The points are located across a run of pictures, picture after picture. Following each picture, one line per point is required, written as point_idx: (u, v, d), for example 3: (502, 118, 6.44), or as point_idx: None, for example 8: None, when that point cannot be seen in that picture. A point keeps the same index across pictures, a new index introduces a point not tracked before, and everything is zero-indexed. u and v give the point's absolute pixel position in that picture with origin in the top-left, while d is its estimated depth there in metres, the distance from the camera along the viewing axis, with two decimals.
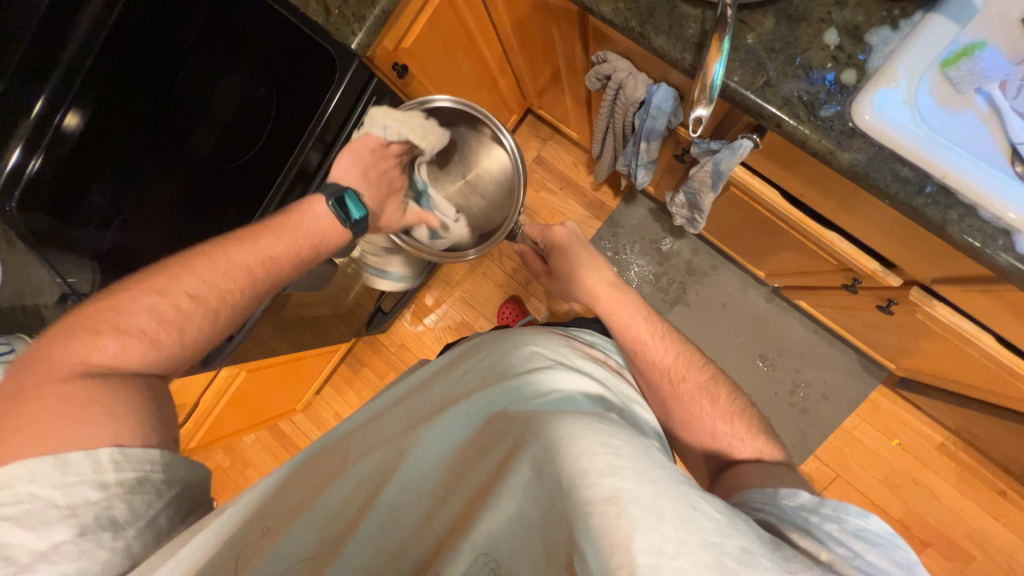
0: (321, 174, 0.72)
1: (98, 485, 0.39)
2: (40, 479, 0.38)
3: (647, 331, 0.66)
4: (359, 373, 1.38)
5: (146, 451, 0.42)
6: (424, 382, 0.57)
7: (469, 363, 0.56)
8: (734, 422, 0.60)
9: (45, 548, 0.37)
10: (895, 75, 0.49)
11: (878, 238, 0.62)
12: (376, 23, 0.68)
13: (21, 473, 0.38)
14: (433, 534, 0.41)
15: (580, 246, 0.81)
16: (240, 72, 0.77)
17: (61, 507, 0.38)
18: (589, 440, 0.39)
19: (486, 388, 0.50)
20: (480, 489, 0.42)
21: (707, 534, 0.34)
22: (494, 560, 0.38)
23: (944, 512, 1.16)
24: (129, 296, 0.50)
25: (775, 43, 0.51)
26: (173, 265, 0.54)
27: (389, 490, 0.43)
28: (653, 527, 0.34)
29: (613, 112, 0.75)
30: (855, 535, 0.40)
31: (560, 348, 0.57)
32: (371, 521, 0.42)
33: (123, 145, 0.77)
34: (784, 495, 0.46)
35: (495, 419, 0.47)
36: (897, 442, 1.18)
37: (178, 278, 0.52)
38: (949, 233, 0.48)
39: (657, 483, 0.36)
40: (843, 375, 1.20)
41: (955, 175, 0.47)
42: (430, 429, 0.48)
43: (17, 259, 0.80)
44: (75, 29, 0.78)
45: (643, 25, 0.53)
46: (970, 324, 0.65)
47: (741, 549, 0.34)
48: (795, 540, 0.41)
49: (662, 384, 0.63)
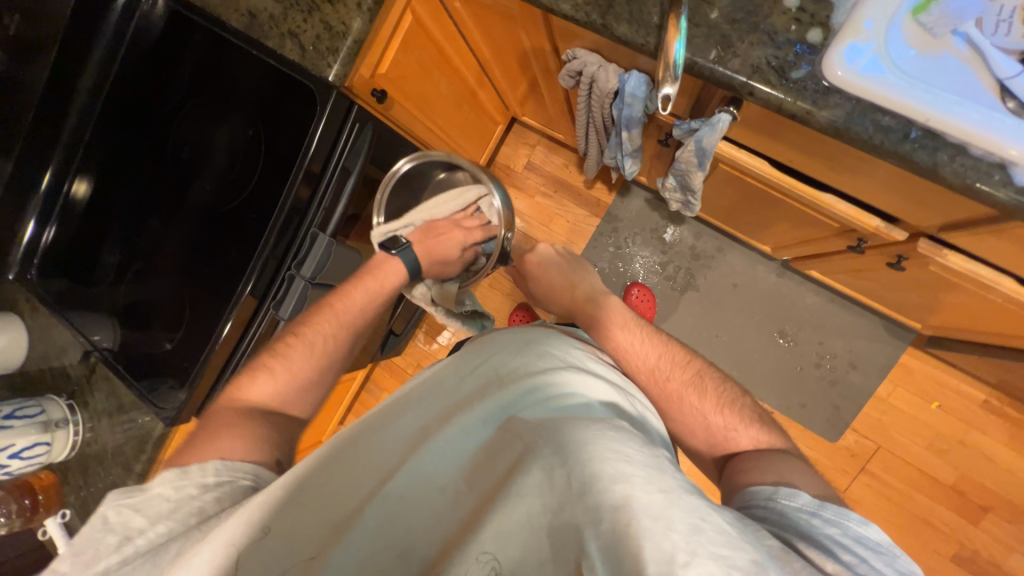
0: (316, 205, 0.74)
1: (200, 487, 0.45)
2: (163, 482, 0.45)
3: (626, 338, 0.68)
4: (380, 399, 1.36)
5: (240, 462, 0.48)
6: (434, 372, 0.59)
7: (480, 361, 0.59)
8: (725, 413, 0.59)
9: (148, 525, 0.42)
10: (860, 28, 0.48)
11: (875, 194, 0.60)
12: (349, 52, 0.72)
13: (158, 478, 0.45)
14: (440, 535, 0.42)
15: (556, 264, 0.86)
16: (228, 118, 0.76)
17: (168, 500, 0.44)
18: (602, 445, 0.42)
19: (499, 392, 0.53)
20: (490, 489, 0.43)
21: (717, 546, 0.35)
22: (495, 561, 0.38)
23: (999, 473, 1.10)
24: (258, 364, 0.62)
25: (736, 14, 0.51)
26: (287, 334, 0.66)
27: (396, 482, 0.44)
28: (664, 536, 0.35)
29: (591, 107, 0.76)
30: (857, 542, 0.41)
31: (573, 351, 0.61)
32: (376, 512, 0.42)
33: (126, 203, 0.81)
34: (784, 495, 0.46)
35: (505, 422, 0.49)
36: (937, 405, 1.13)
37: (297, 335, 0.65)
38: (941, 175, 0.47)
39: (669, 493, 0.38)
40: (868, 342, 1.15)
41: (937, 118, 0.46)
42: (443, 428, 0.49)
43: (43, 321, 0.84)
44: (79, 98, 0.84)
45: (604, 16, 0.54)
46: (988, 269, 0.62)
47: (752, 561, 0.35)
48: (802, 549, 0.40)
49: (650, 385, 0.64)
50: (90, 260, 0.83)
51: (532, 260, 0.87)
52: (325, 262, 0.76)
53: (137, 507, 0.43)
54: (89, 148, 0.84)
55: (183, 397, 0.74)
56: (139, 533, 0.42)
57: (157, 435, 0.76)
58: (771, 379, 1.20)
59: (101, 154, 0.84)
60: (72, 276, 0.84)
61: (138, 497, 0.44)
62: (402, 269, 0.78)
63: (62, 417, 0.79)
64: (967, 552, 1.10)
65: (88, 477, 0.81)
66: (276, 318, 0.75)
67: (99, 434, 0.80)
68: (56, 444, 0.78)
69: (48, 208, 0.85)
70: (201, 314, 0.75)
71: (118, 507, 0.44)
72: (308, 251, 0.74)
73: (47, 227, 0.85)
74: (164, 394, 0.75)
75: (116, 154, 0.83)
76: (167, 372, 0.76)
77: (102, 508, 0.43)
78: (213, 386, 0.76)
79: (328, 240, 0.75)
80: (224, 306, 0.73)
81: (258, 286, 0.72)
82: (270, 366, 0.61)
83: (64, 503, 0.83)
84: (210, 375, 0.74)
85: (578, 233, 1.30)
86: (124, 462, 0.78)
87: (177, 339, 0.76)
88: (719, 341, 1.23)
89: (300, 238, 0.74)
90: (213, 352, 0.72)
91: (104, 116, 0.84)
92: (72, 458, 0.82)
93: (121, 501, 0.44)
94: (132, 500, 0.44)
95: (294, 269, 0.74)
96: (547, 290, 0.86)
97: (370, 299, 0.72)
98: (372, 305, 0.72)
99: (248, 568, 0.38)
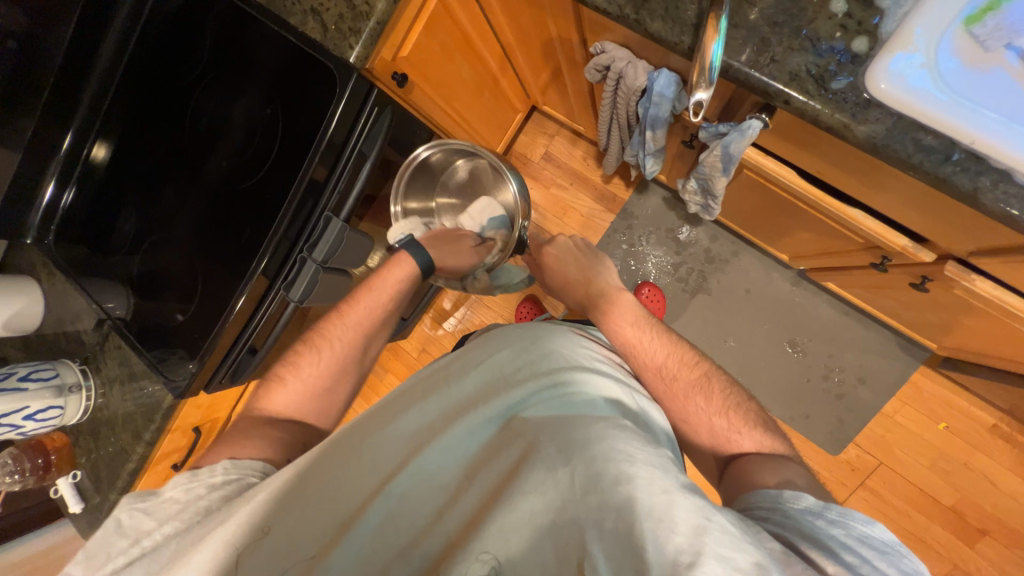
0: (331, 188, 0.74)
1: (210, 487, 0.46)
2: (176, 485, 0.45)
3: (637, 335, 0.67)
4: (384, 380, 1.38)
5: (249, 461, 0.50)
6: (438, 369, 0.59)
7: (484, 358, 0.59)
8: (729, 414, 0.59)
9: (156, 528, 0.43)
10: (910, 38, 0.46)
11: (906, 212, 0.58)
12: (372, 34, 0.70)
13: (171, 483, 0.46)
14: (444, 529, 0.42)
15: (572, 255, 0.85)
16: (246, 94, 0.75)
17: (180, 503, 0.44)
18: (606, 445, 0.41)
19: (503, 390, 0.53)
20: (493, 485, 0.43)
21: (720, 546, 0.34)
22: (495, 561, 0.38)
23: (1001, 498, 1.09)
24: (272, 375, 0.64)
25: (777, 16, 0.49)
26: (300, 343, 0.67)
27: (400, 479, 0.45)
28: (666, 537, 0.35)
29: (616, 103, 0.74)
30: (862, 543, 0.40)
31: (578, 349, 0.60)
32: (380, 508, 0.43)
33: (142, 175, 0.81)
34: (788, 499, 0.45)
35: (509, 420, 0.49)
36: (944, 425, 1.12)
37: (308, 344, 0.66)
38: (981, 201, 0.45)
39: (671, 494, 0.37)
40: (879, 357, 1.14)
41: (983, 140, 0.44)
42: (447, 425, 0.50)
43: (59, 287, 0.85)
44: (99, 65, 0.84)
45: (638, 11, 0.52)
46: (1016, 297, 0.60)
47: (756, 564, 0.34)
48: (805, 550, 0.40)
49: (658, 384, 0.64)
50: (106, 228, 0.83)
51: (548, 252, 0.86)
52: (337, 249, 0.75)
53: (149, 510, 0.44)
54: (106, 116, 0.84)
55: (193, 369, 0.75)
56: (147, 535, 0.42)
57: (166, 406, 0.78)
58: (777, 387, 1.19)
59: (118, 122, 0.84)
60: (86, 242, 0.84)
61: (149, 500, 0.45)
62: (412, 266, 0.77)
63: (75, 382, 0.81)
64: (960, 572, 1.09)
65: (99, 441, 0.83)
66: (287, 299, 0.76)
67: (111, 400, 0.82)
68: (69, 408, 0.80)
69: (66, 173, 0.86)
70: (214, 290, 0.75)
71: (130, 511, 0.44)
72: (321, 234, 0.74)
73: (65, 191, 0.86)
74: (174, 366, 0.76)
75: (132, 124, 0.83)
76: (177, 344, 0.77)
77: (115, 512, 0.44)
78: (222, 361, 0.77)
79: (342, 225, 0.74)
80: (236, 281, 0.73)
81: (270, 266, 0.72)
82: (280, 376, 0.63)
83: (76, 464, 0.85)
84: (220, 350, 0.75)
85: (591, 228, 1.29)
86: (133, 429, 0.80)
87: (190, 312, 0.77)
88: (727, 346, 1.22)
89: (314, 220, 0.74)
90: (225, 327, 0.73)
91: (123, 83, 0.83)
92: (83, 421, 0.84)
93: (134, 506, 0.44)
94: (144, 504, 0.44)
95: (306, 252, 0.74)
96: (564, 283, 0.84)
97: (377, 296, 0.72)
98: (378, 305, 0.71)
99: (251, 565, 0.39)
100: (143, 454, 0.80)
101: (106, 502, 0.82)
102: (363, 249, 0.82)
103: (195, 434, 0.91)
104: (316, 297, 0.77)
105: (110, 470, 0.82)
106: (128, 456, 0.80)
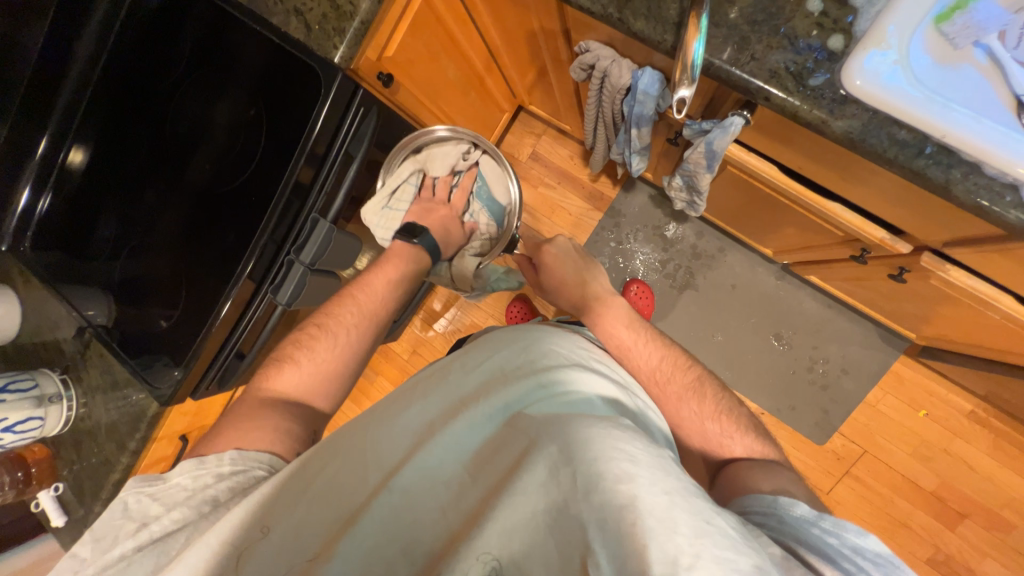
0: (317, 189, 0.73)
1: (216, 475, 0.48)
2: (183, 470, 0.48)
3: (630, 338, 0.68)
4: (375, 382, 1.36)
5: (256, 452, 0.50)
6: (437, 368, 0.59)
7: (483, 357, 0.59)
8: (721, 418, 0.60)
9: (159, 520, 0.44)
10: (883, 36, 0.47)
11: (883, 206, 0.60)
12: (357, 34, 0.70)
13: (178, 467, 0.48)
14: (445, 529, 0.42)
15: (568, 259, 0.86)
16: (228, 94, 0.74)
17: (188, 489, 0.46)
18: (607, 444, 0.41)
19: (503, 389, 0.53)
20: (494, 485, 0.43)
21: (721, 548, 0.35)
22: (495, 561, 0.39)
23: (979, 481, 1.12)
24: (285, 355, 0.64)
25: (756, 15, 0.50)
26: (311, 323, 0.68)
27: (401, 477, 0.44)
28: (667, 537, 0.35)
29: (601, 101, 0.74)
30: (857, 553, 0.40)
31: (576, 349, 0.61)
32: (380, 506, 0.42)
33: (123, 178, 0.79)
34: (783, 505, 0.46)
35: (510, 419, 0.49)
36: (924, 413, 1.15)
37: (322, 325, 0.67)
38: (953, 193, 0.47)
39: (672, 494, 0.37)
40: (861, 349, 1.17)
41: (954, 134, 0.45)
42: (447, 425, 0.49)
43: (37, 295, 0.83)
44: (74, 66, 0.82)
45: (621, 10, 0.53)
46: (987, 286, 0.63)
47: (755, 566, 0.35)
48: (801, 553, 0.41)
49: (650, 386, 0.64)
50: (85, 233, 0.81)
51: (549, 250, 0.88)
52: (326, 249, 0.74)
53: (156, 494, 0.46)
54: (83, 119, 0.82)
55: (178, 376, 0.73)
56: (155, 520, 0.44)
57: (151, 414, 0.76)
58: (764, 379, 1.21)
59: (96, 124, 0.81)
60: (62, 249, 0.82)
61: (158, 484, 0.47)
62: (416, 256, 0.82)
63: (55, 392, 0.79)
64: (942, 555, 1.13)
65: (81, 451, 0.81)
66: (275, 302, 0.75)
67: (93, 410, 0.80)
68: (50, 419, 0.78)
69: (41, 177, 0.83)
70: (199, 295, 0.74)
71: (138, 495, 0.46)
72: (308, 236, 0.73)
73: (41, 197, 0.84)
74: (159, 373, 0.75)
75: (111, 127, 0.81)
76: (163, 350, 0.76)
77: (124, 494, 0.46)
78: (209, 366, 0.76)
79: (329, 226, 0.74)
80: (222, 285, 0.72)
81: (257, 269, 0.71)
82: (295, 358, 0.63)
83: (57, 476, 0.83)
84: (207, 355, 0.74)
85: (580, 227, 1.29)
86: (118, 438, 0.78)
87: (174, 318, 0.75)
88: (715, 341, 1.23)
89: (300, 223, 0.73)
90: (211, 332, 0.72)
91: (100, 85, 0.81)
92: (65, 432, 0.82)
93: (142, 489, 0.46)
94: (152, 488, 0.46)
95: (293, 255, 0.73)
96: (558, 285, 0.85)
97: (390, 287, 0.75)
98: (389, 291, 0.75)
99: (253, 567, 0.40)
100: (128, 464, 0.78)
101: (90, 514, 0.80)
102: (351, 251, 0.81)
103: (181, 443, 0.89)
104: (303, 300, 0.76)
105: (94, 481, 0.80)
106: (112, 466, 0.78)
